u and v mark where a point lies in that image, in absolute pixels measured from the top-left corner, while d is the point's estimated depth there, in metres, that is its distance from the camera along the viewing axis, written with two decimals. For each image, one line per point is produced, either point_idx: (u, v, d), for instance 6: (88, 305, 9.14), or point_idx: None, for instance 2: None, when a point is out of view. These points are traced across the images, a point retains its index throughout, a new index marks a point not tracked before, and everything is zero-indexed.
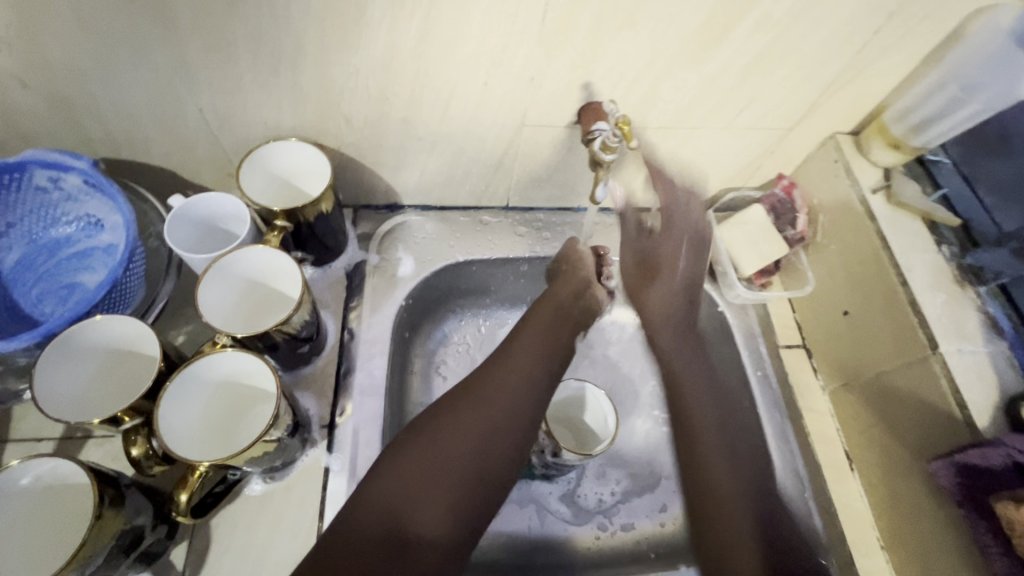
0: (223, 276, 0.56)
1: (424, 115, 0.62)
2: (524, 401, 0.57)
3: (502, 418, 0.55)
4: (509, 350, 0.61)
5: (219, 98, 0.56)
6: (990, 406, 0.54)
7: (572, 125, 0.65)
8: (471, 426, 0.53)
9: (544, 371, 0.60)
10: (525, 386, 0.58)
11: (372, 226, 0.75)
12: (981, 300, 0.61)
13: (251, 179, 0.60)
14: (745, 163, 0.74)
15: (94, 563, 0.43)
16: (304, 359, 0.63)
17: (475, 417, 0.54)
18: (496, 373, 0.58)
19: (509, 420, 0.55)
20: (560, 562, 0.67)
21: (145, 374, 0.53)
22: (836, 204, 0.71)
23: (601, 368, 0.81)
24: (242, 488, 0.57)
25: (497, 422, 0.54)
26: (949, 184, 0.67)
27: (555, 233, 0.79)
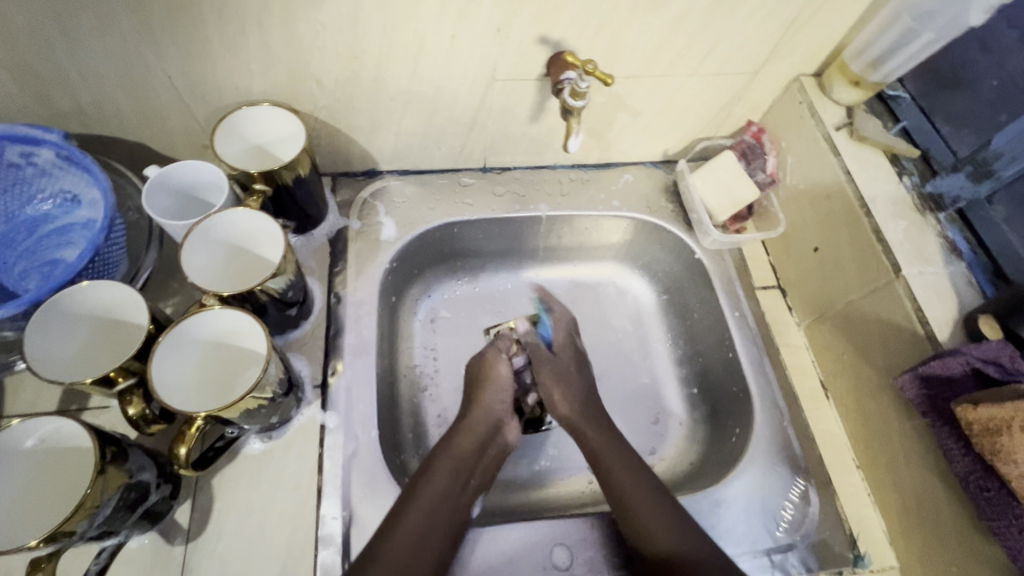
0: (206, 240, 0.57)
1: (395, 73, 0.62)
2: (452, 504, 0.57)
3: (438, 524, 0.55)
4: (440, 454, 0.60)
5: (187, 62, 0.56)
6: (950, 320, 0.57)
7: (542, 77, 0.66)
8: (408, 541, 0.53)
9: (469, 479, 0.60)
10: (451, 493, 0.58)
11: (352, 193, 0.76)
12: (941, 226, 0.63)
13: (225, 146, 0.61)
14: (715, 111, 0.76)
15: (102, 513, 0.44)
16: (292, 323, 0.64)
17: (414, 529, 0.54)
18: (425, 490, 0.56)
19: (420, 549, 0.53)
20: (553, 505, 0.70)
21: (130, 342, 0.53)
22: (802, 144, 0.73)
23: (586, 325, 0.83)
24: (241, 447, 0.58)
25: (431, 529, 0.54)
26: (909, 117, 0.69)
27: (532, 190, 0.80)
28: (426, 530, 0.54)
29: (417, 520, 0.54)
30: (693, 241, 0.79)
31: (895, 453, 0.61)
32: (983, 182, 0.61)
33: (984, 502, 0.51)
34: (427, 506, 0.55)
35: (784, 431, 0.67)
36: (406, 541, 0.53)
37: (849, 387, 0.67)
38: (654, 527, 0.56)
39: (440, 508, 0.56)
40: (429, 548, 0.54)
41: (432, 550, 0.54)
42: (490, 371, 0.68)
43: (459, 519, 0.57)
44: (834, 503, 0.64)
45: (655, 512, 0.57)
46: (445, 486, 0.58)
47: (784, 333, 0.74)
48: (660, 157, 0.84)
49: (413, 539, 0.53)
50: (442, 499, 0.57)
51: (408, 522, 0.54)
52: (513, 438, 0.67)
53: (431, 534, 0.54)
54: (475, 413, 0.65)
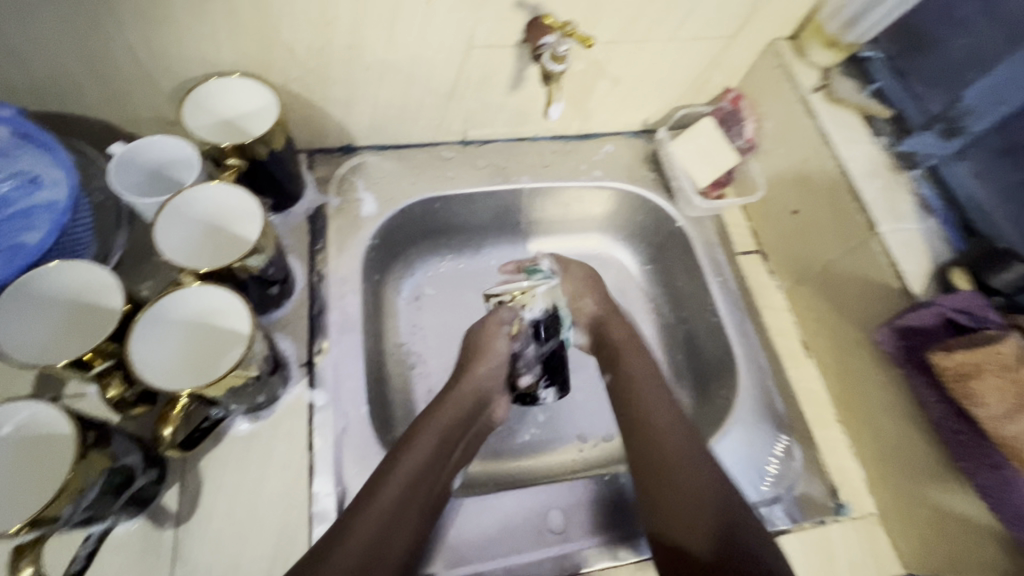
0: (179, 216, 0.55)
1: (369, 41, 0.60)
2: (432, 473, 0.57)
3: (414, 491, 0.54)
4: (425, 423, 0.60)
5: (148, 29, 0.53)
6: (924, 274, 0.59)
7: (520, 44, 0.65)
8: (383, 506, 0.51)
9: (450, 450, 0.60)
10: (433, 461, 0.57)
11: (330, 169, 0.74)
12: (915, 183, 0.65)
13: (195, 119, 0.59)
14: (693, 77, 0.76)
15: (88, 498, 0.43)
16: (275, 302, 0.63)
17: (389, 495, 0.52)
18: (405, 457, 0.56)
19: (399, 514, 0.52)
20: (543, 475, 0.71)
21: (99, 327, 0.50)
22: (779, 109, 0.74)
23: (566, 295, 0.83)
24: (228, 428, 0.57)
25: (408, 495, 0.53)
26: (882, 78, 0.70)
27: (513, 163, 0.80)
28: (407, 496, 0.53)
29: (400, 485, 0.53)
30: (675, 209, 0.80)
31: (872, 405, 0.64)
32: (951, 139, 0.63)
33: (958, 446, 0.53)
34: (411, 470, 0.55)
35: (767, 390, 0.69)
36: (385, 506, 0.52)
37: (828, 344, 0.69)
38: (680, 526, 0.53)
39: (424, 475, 0.56)
40: (406, 518, 0.52)
41: (408, 520, 0.53)
42: (485, 345, 0.67)
43: (436, 489, 0.57)
44: (816, 456, 0.66)
45: (678, 499, 0.54)
46: (429, 454, 0.57)
47: (765, 296, 0.76)
48: (640, 127, 0.84)
49: (394, 505, 0.52)
50: (422, 468, 0.56)
51: (386, 490, 0.53)
52: (501, 414, 0.67)
53: (410, 503, 0.53)
54: (461, 386, 0.65)
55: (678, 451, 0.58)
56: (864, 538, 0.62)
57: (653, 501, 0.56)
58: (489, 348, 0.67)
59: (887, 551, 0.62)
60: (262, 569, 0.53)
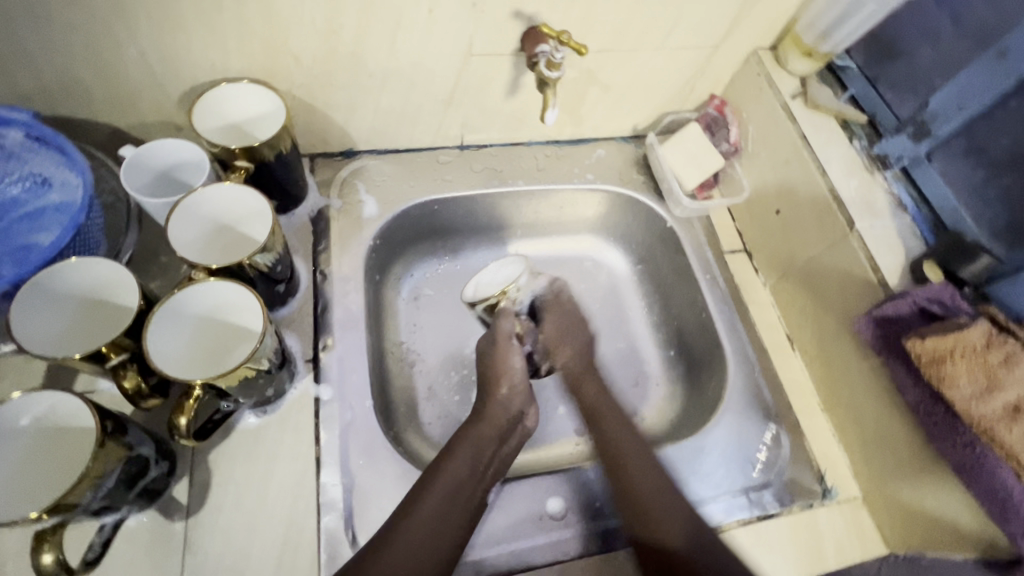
0: (191, 215, 0.56)
1: (373, 49, 0.63)
2: (470, 488, 0.56)
3: (452, 507, 0.54)
4: (461, 438, 0.60)
5: (162, 36, 0.55)
6: (899, 267, 0.63)
7: (517, 53, 0.68)
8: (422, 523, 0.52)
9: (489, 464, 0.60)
10: (471, 476, 0.57)
11: (331, 172, 0.77)
12: (888, 183, 0.69)
13: (204, 122, 0.61)
14: (680, 84, 0.80)
15: (105, 485, 0.44)
16: (281, 300, 0.65)
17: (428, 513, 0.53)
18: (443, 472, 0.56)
19: (430, 545, 0.51)
20: (541, 467, 0.73)
21: (114, 323, 0.52)
22: (761, 114, 0.78)
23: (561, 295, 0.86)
24: (237, 422, 0.59)
25: (446, 511, 0.54)
26: (856, 85, 0.75)
27: (509, 167, 0.83)
28: (442, 520, 0.53)
29: (429, 517, 0.52)
30: (664, 210, 0.83)
31: (854, 392, 0.67)
32: (922, 141, 0.66)
33: (933, 426, 0.57)
34: (440, 501, 0.54)
35: (755, 380, 0.72)
36: (415, 540, 0.51)
37: (812, 337, 0.73)
38: (664, 526, 0.56)
39: (454, 505, 0.54)
40: (446, 534, 0.53)
41: (447, 537, 0.53)
42: (507, 359, 0.66)
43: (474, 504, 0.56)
44: (803, 443, 0.69)
45: (664, 512, 0.57)
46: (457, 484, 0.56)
47: (751, 292, 0.79)
48: (630, 132, 0.88)
49: (424, 538, 0.51)
50: (459, 484, 0.56)
51: (425, 507, 0.53)
52: (532, 425, 0.66)
53: (449, 519, 0.53)
54: (489, 411, 0.63)
55: (644, 459, 0.61)
56: (850, 520, 0.65)
57: (640, 515, 0.57)
58: (505, 372, 0.65)
59: (871, 532, 0.65)
60: (271, 558, 0.54)
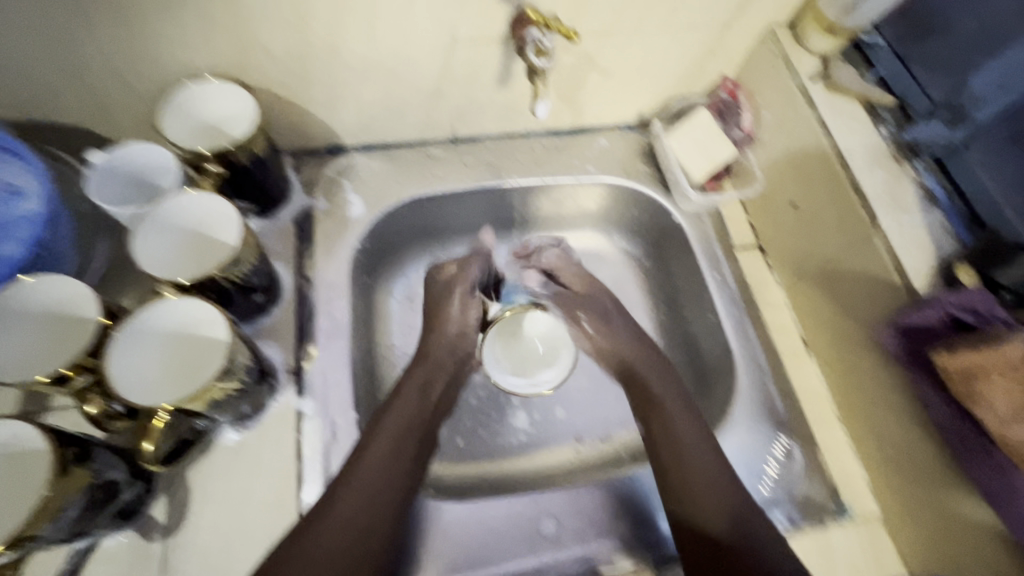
0: (160, 228, 0.54)
1: (349, 39, 0.59)
2: (407, 452, 0.56)
3: (388, 471, 0.53)
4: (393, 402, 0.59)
5: (120, 34, 0.52)
6: (928, 269, 0.57)
7: (506, 38, 0.63)
8: (359, 490, 0.51)
9: (423, 428, 0.59)
10: (407, 441, 0.56)
11: (317, 171, 0.73)
12: (918, 174, 0.62)
13: (173, 123, 0.58)
14: (688, 66, 0.74)
15: (68, 516, 0.43)
16: (261, 309, 0.62)
17: (364, 480, 0.52)
18: (376, 438, 0.55)
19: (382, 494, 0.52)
20: (538, 477, 0.70)
21: (75, 340, 0.48)
22: (777, 98, 0.71)
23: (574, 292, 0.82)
24: (216, 437, 0.57)
25: (384, 477, 0.53)
26: (883, 64, 0.67)
27: (504, 159, 0.78)
28: (380, 483, 0.52)
29: (377, 468, 0.53)
30: (671, 204, 0.77)
31: (875, 404, 0.62)
32: (957, 127, 0.60)
33: (961, 448, 0.52)
34: (387, 453, 0.54)
35: (767, 389, 0.67)
36: (366, 489, 0.51)
37: (829, 341, 0.67)
38: (702, 506, 0.53)
39: (400, 454, 0.55)
40: (384, 502, 0.52)
41: (386, 502, 0.52)
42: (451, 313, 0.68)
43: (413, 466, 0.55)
44: (818, 458, 0.64)
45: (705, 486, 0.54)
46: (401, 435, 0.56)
47: (765, 293, 0.74)
48: (635, 119, 0.82)
49: (374, 487, 0.52)
50: (393, 447, 0.55)
51: (360, 472, 0.52)
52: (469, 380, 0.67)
53: (388, 482, 0.53)
54: (423, 362, 0.64)
55: (684, 429, 0.58)
56: (867, 541, 0.61)
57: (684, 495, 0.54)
58: (444, 324, 0.67)
59: (890, 555, 0.60)
60: None
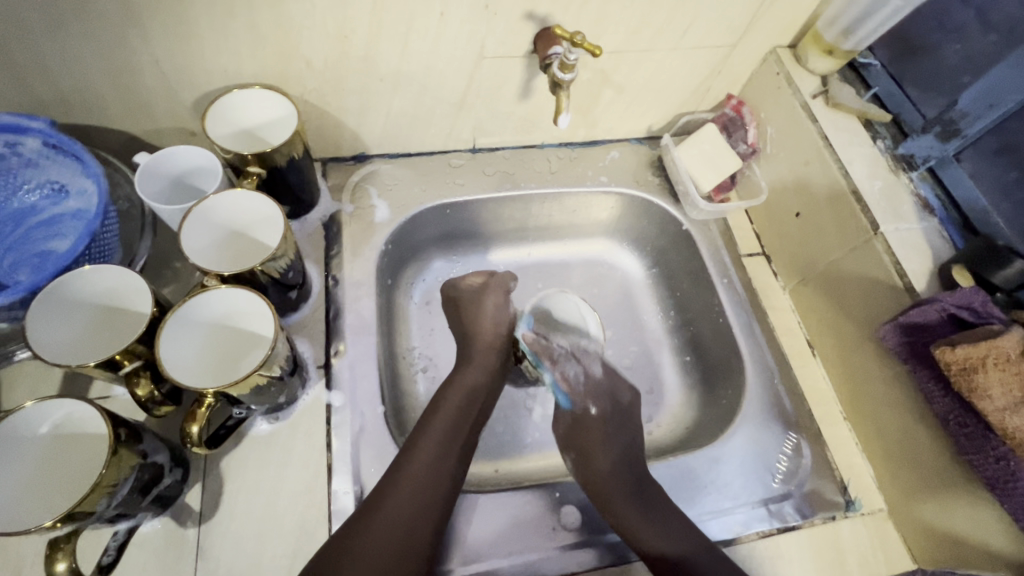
0: (204, 221, 0.56)
1: (384, 53, 0.63)
2: (445, 464, 0.57)
3: (425, 486, 0.54)
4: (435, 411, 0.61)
5: (174, 44, 0.55)
6: (926, 272, 0.61)
7: (529, 54, 0.67)
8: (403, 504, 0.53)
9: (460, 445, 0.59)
10: (445, 450, 0.57)
11: (343, 177, 0.76)
12: (914, 184, 0.67)
13: (218, 126, 0.61)
14: (696, 84, 0.78)
15: (119, 494, 0.44)
16: (293, 306, 0.65)
17: (407, 493, 0.53)
18: (420, 447, 0.56)
19: (409, 534, 0.52)
20: (553, 472, 0.72)
21: (132, 329, 0.53)
22: (780, 114, 0.76)
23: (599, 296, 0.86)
24: (249, 428, 0.59)
25: (424, 491, 0.54)
26: (880, 83, 0.72)
27: (521, 169, 0.82)
28: (424, 494, 0.54)
29: (403, 509, 0.52)
30: (680, 213, 0.81)
31: (878, 401, 0.65)
32: (949, 141, 0.64)
33: (964, 437, 0.55)
34: (414, 492, 0.54)
35: (775, 388, 0.70)
36: (403, 503, 0.53)
37: (834, 343, 0.71)
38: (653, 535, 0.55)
39: (423, 508, 0.53)
40: (426, 513, 0.53)
41: (430, 517, 0.54)
42: (476, 309, 0.70)
43: (450, 478, 0.56)
44: (825, 453, 0.67)
45: (653, 524, 0.56)
46: (424, 484, 0.54)
47: (771, 297, 0.77)
48: (644, 133, 0.86)
49: (401, 524, 0.52)
50: (436, 458, 0.56)
51: (407, 477, 0.54)
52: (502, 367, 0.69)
53: (431, 496, 0.54)
54: (452, 388, 0.63)
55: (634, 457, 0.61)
56: (874, 533, 0.63)
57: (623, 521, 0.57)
58: (478, 329, 0.69)
59: (897, 547, 0.63)
60: (282, 566, 0.54)
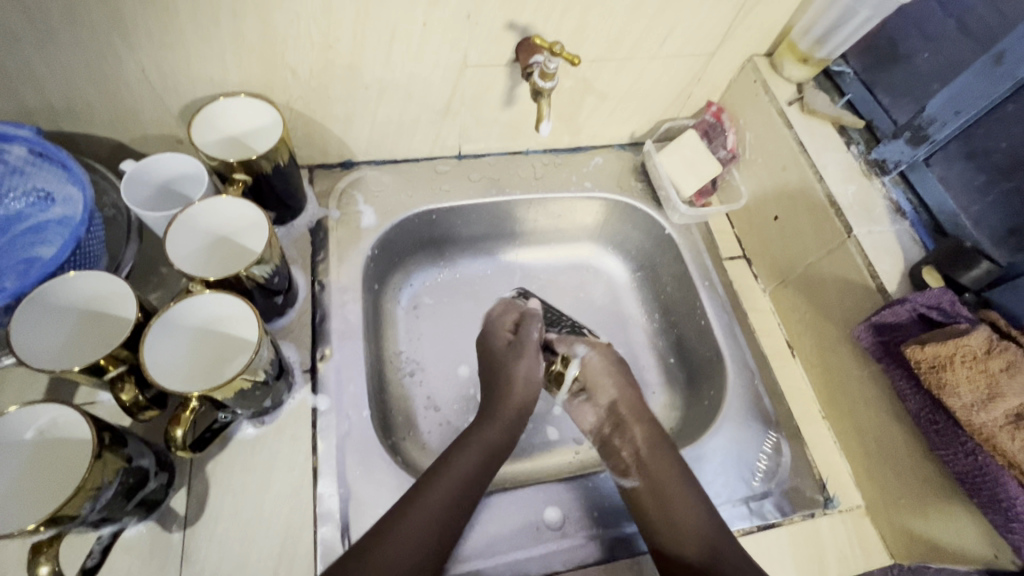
0: (190, 227, 0.57)
1: (369, 62, 0.64)
2: (486, 469, 0.60)
3: (464, 487, 0.57)
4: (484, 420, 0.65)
5: (159, 53, 0.56)
6: (898, 273, 0.62)
7: (512, 63, 0.69)
8: (446, 497, 0.56)
9: (501, 456, 0.63)
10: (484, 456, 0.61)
11: (330, 183, 0.77)
12: (886, 188, 0.69)
13: (204, 134, 0.62)
14: (676, 91, 0.80)
15: (103, 497, 0.45)
16: (279, 311, 0.65)
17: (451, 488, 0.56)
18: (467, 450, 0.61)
19: (433, 545, 0.53)
20: (539, 473, 0.73)
21: (116, 334, 0.53)
22: (758, 121, 0.78)
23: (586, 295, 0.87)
24: (235, 432, 0.59)
25: (463, 491, 0.57)
26: (853, 91, 0.75)
27: (506, 175, 0.83)
28: (462, 493, 0.57)
29: (432, 518, 0.54)
30: (663, 217, 0.83)
31: (855, 400, 0.67)
32: (919, 146, 0.66)
33: (935, 434, 0.56)
34: (434, 514, 0.54)
35: (755, 388, 0.71)
36: (445, 497, 0.56)
37: (812, 344, 0.72)
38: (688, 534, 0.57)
39: (456, 505, 0.56)
40: (462, 509, 0.56)
41: (465, 513, 0.56)
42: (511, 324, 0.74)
43: (488, 480, 0.59)
44: (805, 452, 0.68)
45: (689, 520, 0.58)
46: (465, 482, 0.58)
47: (751, 299, 0.79)
48: (628, 139, 0.88)
49: (439, 518, 0.54)
50: (480, 461, 0.60)
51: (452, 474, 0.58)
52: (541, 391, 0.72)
53: (469, 492, 0.57)
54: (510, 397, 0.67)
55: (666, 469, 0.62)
56: (852, 529, 0.65)
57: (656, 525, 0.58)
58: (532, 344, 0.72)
59: (875, 543, 0.64)
60: (268, 569, 0.54)
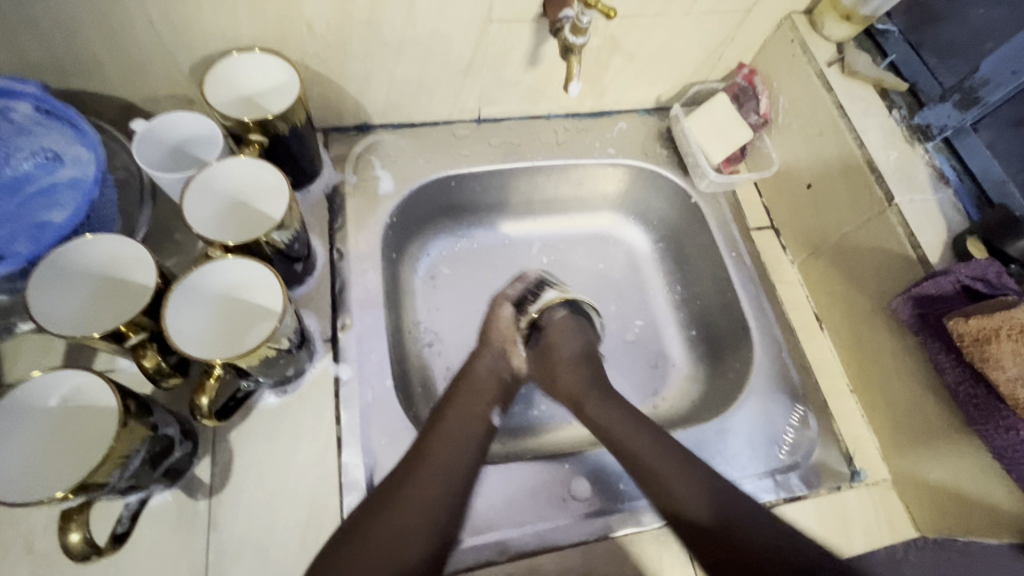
0: (206, 190, 0.55)
1: (389, 16, 0.60)
2: (466, 453, 0.56)
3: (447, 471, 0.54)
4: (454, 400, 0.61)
5: (168, 4, 0.53)
6: (941, 244, 0.60)
7: (538, 18, 0.65)
8: (430, 483, 0.53)
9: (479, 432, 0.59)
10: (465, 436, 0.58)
11: (346, 147, 0.74)
12: (931, 156, 0.65)
13: (216, 92, 0.59)
14: (707, 52, 0.76)
15: (132, 465, 0.44)
16: (298, 279, 0.63)
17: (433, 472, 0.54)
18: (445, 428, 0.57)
19: (422, 528, 0.51)
20: (560, 444, 0.72)
21: (134, 300, 0.51)
22: (793, 83, 0.74)
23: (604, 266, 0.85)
24: (257, 402, 0.58)
25: (449, 475, 0.54)
26: (897, 51, 0.70)
27: (527, 140, 0.80)
28: (444, 477, 0.54)
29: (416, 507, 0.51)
30: (689, 185, 0.80)
31: (886, 374, 0.65)
32: (969, 110, 0.62)
33: (973, 408, 0.55)
34: (421, 502, 0.52)
35: (783, 361, 0.70)
36: (431, 481, 0.53)
37: (843, 317, 0.70)
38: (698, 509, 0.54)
39: (440, 486, 0.53)
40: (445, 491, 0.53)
41: (453, 498, 0.53)
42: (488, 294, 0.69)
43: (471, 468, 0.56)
44: (832, 425, 0.67)
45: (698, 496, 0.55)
46: (449, 464, 0.55)
47: (779, 270, 0.77)
48: (653, 104, 0.84)
49: (426, 503, 0.52)
50: (458, 442, 0.57)
51: (435, 456, 0.55)
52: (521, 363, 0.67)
53: (454, 475, 0.54)
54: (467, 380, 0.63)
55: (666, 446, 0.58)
56: (878, 502, 0.64)
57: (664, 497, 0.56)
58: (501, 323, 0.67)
59: (900, 516, 0.64)
60: (295, 537, 0.54)
